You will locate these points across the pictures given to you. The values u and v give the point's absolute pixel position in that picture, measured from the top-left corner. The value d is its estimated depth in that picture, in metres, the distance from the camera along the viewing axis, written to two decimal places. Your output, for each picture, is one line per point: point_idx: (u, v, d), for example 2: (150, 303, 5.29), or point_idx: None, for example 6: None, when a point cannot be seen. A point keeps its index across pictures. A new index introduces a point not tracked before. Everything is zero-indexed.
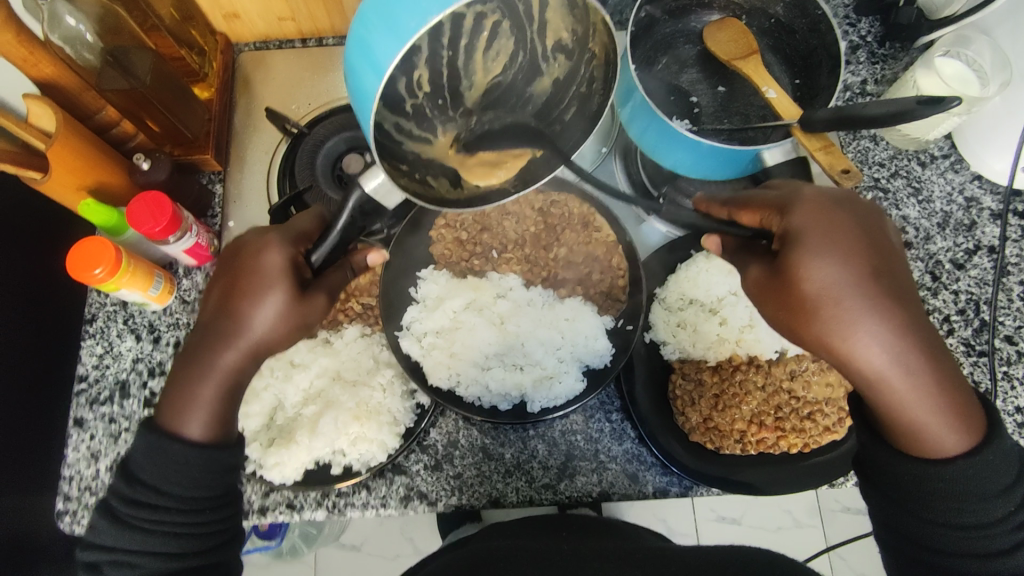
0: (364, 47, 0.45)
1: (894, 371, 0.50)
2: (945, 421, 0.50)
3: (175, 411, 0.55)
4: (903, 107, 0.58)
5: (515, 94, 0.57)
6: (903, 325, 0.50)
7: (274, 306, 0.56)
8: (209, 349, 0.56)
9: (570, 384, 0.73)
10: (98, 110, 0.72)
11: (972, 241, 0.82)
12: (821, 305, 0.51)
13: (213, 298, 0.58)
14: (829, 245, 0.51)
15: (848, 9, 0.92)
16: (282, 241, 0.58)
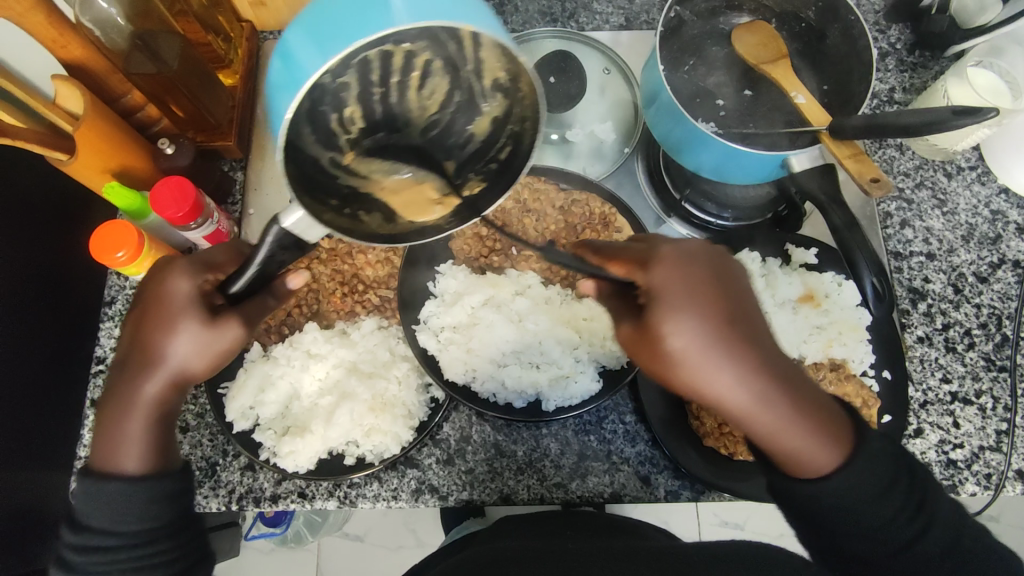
0: (273, 89, 0.42)
1: (756, 408, 0.50)
2: (811, 442, 0.51)
3: (108, 453, 0.53)
4: (937, 117, 0.58)
5: (451, 135, 0.50)
6: (755, 364, 0.50)
7: (190, 337, 0.53)
8: (132, 388, 0.54)
9: (586, 384, 0.72)
10: (123, 94, 0.73)
11: (997, 255, 0.81)
12: (681, 362, 0.50)
13: (129, 334, 0.55)
14: (682, 300, 0.50)
15: (879, 15, 0.90)
16: (186, 269, 0.54)
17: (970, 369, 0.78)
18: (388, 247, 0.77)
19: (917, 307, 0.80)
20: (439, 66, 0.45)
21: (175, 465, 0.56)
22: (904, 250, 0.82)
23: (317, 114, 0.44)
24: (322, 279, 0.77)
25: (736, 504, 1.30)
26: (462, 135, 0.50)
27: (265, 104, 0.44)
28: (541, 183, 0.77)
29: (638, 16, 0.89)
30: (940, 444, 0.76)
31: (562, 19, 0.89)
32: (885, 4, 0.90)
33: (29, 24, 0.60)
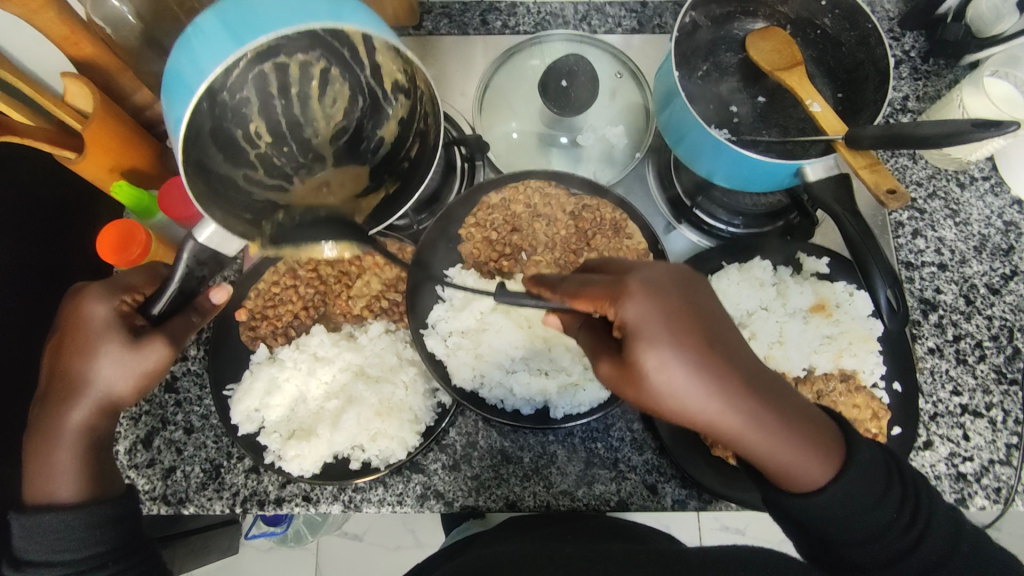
0: (181, 76, 0.47)
1: (752, 434, 0.48)
2: (808, 455, 0.49)
3: (39, 485, 0.57)
4: (957, 128, 0.57)
5: (365, 138, 0.65)
6: (742, 391, 0.47)
7: (110, 356, 0.58)
8: (60, 417, 0.58)
9: (595, 392, 0.72)
10: (133, 92, 0.72)
11: (1009, 266, 0.81)
12: (669, 400, 0.47)
13: (51, 367, 0.59)
14: (664, 335, 0.46)
15: (893, 22, 0.90)
16: (102, 296, 0.60)
17: (981, 382, 0.77)
18: (397, 249, 0.77)
19: (928, 318, 0.79)
20: (336, 76, 0.62)
21: (111, 486, 0.59)
22: (915, 260, 0.81)
23: (225, 129, 0.57)
24: (330, 281, 0.77)
25: (737, 511, 1.30)
26: (376, 140, 0.65)
27: (171, 87, 0.48)
28: (552, 188, 0.76)
29: (650, 19, 0.89)
30: (950, 457, 0.75)
31: (573, 21, 0.89)
32: (899, 11, 0.89)
33: (39, 21, 0.59)
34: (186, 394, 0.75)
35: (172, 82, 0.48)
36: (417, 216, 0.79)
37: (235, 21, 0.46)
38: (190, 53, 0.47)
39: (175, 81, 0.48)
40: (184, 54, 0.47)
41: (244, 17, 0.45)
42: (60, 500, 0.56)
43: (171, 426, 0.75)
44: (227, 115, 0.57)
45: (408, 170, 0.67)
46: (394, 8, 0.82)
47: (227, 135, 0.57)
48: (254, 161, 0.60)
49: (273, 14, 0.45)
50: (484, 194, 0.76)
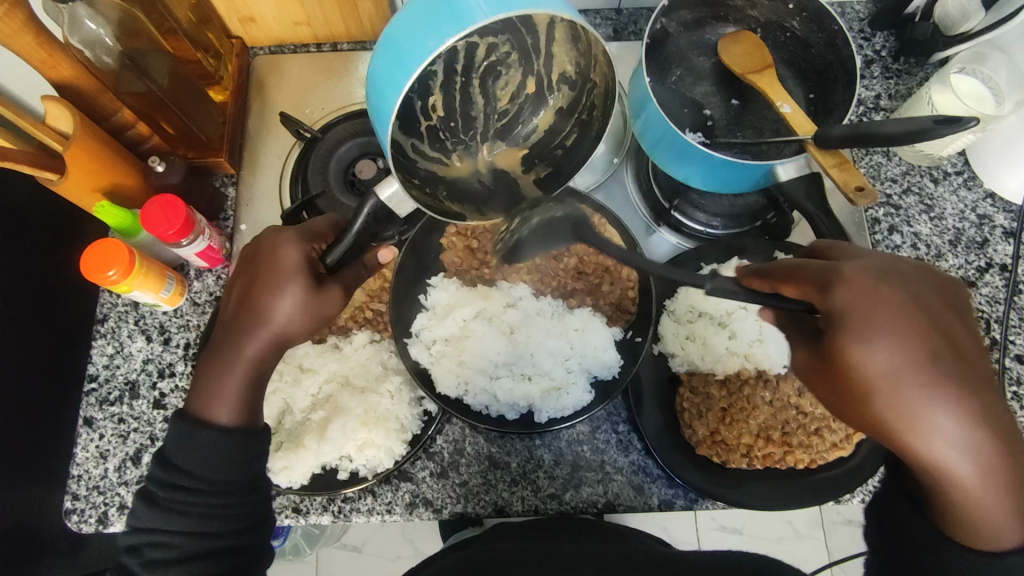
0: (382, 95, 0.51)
1: (962, 462, 0.47)
2: (1009, 511, 0.47)
3: (204, 400, 0.56)
4: (920, 125, 0.58)
5: (517, 124, 0.65)
6: (970, 409, 0.47)
7: (297, 291, 0.58)
8: (248, 345, 0.57)
9: (579, 395, 0.73)
10: (114, 112, 0.72)
11: (984, 259, 0.82)
12: (876, 393, 0.49)
13: (242, 300, 0.59)
14: (887, 327, 0.49)
15: (863, 23, 0.91)
16: (296, 238, 0.60)
17: None
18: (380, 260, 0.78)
19: None
20: (505, 51, 0.58)
21: (258, 421, 0.58)
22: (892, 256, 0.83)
23: (408, 102, 0.57)
24: None
25: (733, 509, 1.30)
26: (528, 126, 0.65)
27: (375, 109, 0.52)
28: None
29: (625, 26, 0.90)
30: None
31: None
32: (869, 13, 0.91)
33: (17, 46, 0.60)
34: (174, 410, 0.77)
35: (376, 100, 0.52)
36: None
37: (414, 31, 0.47)
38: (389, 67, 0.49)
39: (377, 90, 0.51)
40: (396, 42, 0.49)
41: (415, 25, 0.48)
42: (216, 422, 0.56)
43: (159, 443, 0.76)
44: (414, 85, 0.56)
45: (562, 158, 0.65)
46: (368, 18, 0.86)
47: (410, 107, 0.57)
48: (424, 133, 0.60)
49: (449, 17, 0.46)
50: None
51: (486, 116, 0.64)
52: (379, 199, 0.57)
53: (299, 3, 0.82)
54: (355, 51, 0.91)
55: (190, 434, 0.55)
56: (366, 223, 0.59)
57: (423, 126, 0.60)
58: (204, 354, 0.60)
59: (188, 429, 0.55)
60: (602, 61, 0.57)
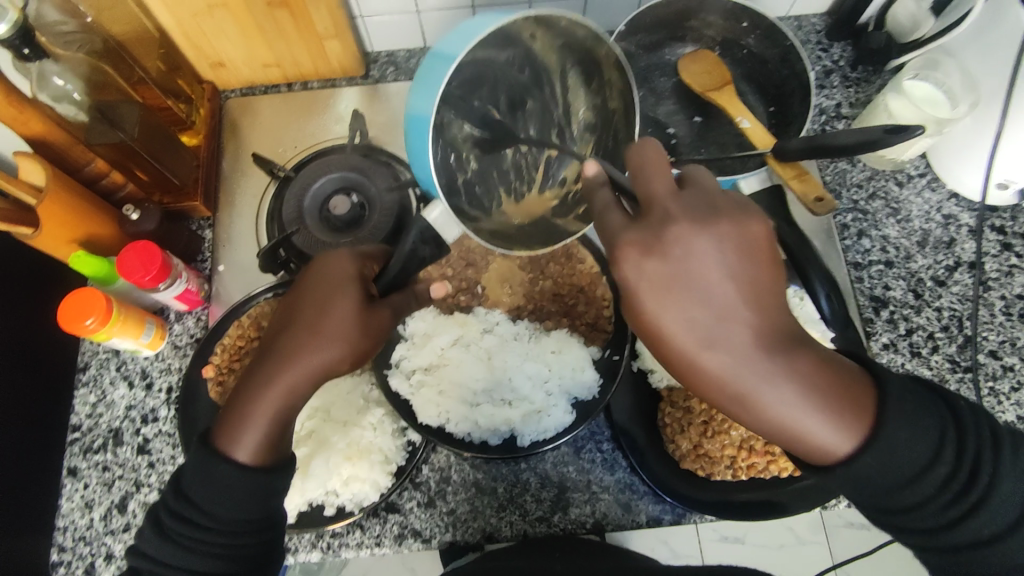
0: (421, 102, 0.56)
1: (768, 395, 0.48)
2: (827, 426, 0.48)
3: (230, 429, 0.55)
4: (872, 135, 0.60)
5: (548, 173, 0.67)
6: (773, 356, 0.48)
7: (346, 310, 0.58)
8: (290, 370, 0.56)
9: (559, 417, 0.73)
10: (87, 163, 0.73)
11: (952, 258, 0.83)
12: (688, 355, 0.49)
13: (286, 323, 0.58)
14: (669, 292, 0.49)
15: (820, 35, 0.94)
16: (351, 260, 0.60)
17: (937, 372, 0.79)
18: None
19: (880, 315, 0.82)
20: (532, 109, 0.64)
21: (282, 456, 0.57)
22: (863, 260, 0.84)
23: (447, 155, 0.60)
24: None
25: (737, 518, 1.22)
26: (558, 176, 0.67)
27: (415, 129, 0.58)
28: None
29: None
30: None
31: None
32: (825, 24, 0.94)
33: None
34: (159, 455, 0.77)
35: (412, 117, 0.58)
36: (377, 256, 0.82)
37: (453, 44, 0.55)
38: (422, 87, 0.57)
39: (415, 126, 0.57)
40: (423, 91, 0.56)
41: (447, 44, 0.56)
42: (237, 456, 0.54)
43: (145, 489, 0.76)
44: (447, 137, 0.59)
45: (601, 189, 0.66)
46: (337, 56, 0.88)
47: (449, 160, 0.60)
48: (461, 187, 0.62)
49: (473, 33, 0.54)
50: None
51: (516, 165, 0.66)
52: (427, 221, 0.59)
53: (266, 45, 0.84)
54: (326, 89, 0.93)
55: (211, 464, 0.54)
56: (412, 245, 0.59)
57: (461, 180, 0.62)
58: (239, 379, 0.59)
59: (210, 460, 0.54)
60: (618, 88, 0.64)
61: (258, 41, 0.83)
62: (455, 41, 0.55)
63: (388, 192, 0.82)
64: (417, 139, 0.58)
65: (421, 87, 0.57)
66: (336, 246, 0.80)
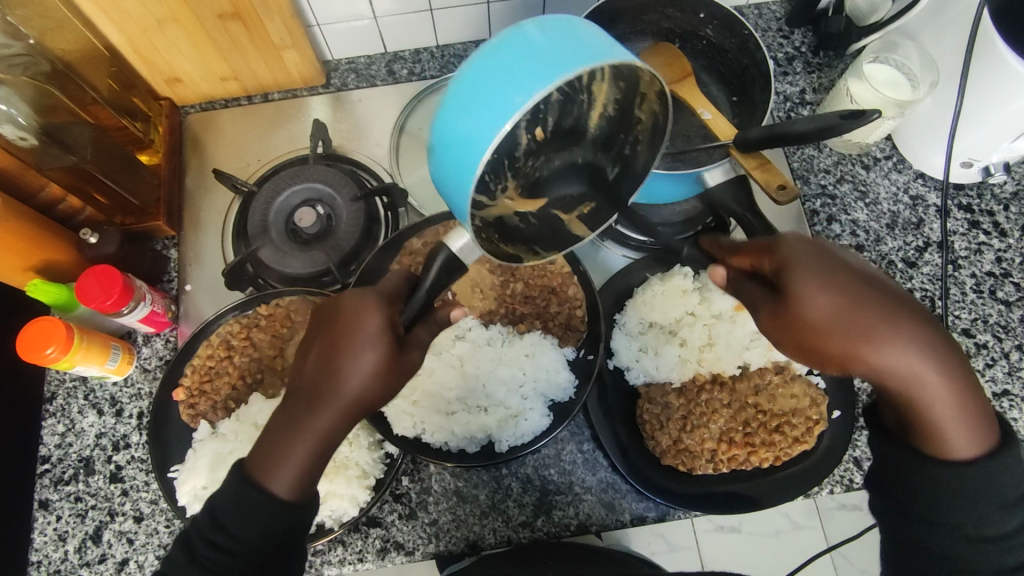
0: (468, 136, 0.46)
1: (930, 385, 0.50)
2: (962, 420, 0.51)
3: (270, 464, 0.52)
4: (828, 122, 0.60)
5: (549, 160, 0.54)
6: (935, 350, 0.50)
7: (370, 358, 0.52)
8: (323, 416, 0.52)
9: (536, 420, 0.73)
10: (41, 188, 0.72)
11: (921, 238, 0.84)
12: (834, 334, 0.49)
13: (318, 357, 0.54)
14: (813, 271, 0.51)
15: (781, 22, 0.94)
16: (380, 305, 0.55)
17: None
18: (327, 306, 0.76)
19: None
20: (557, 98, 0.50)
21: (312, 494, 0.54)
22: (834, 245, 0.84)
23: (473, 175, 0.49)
24: (263, 346, 0.77)
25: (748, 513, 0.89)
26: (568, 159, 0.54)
27: (449, 155, 0.48)
28: None
29: None
30: None
31: None
32: (785, 11, 0.94)
33: None
34: (132, 481, 0.76)
35: (447, 139, 0.48)
36: (345, 268, 0.80)
37: (496, 80, 0.46)
38: (464, 109, 0.47)
39: (449, 160, 0.48)
40: (459, 124, 0.47)
41: (502, 78, 0.45)
42: (271, 496, 0.52)
43: (119, 518, 0.75)
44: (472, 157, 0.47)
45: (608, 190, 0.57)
46: (297, 67, 0.87)
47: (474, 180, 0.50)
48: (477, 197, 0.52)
49: (530, 72, 0.44)
50: (406, 239, 0.77)
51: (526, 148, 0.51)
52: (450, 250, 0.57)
53: (222, 58, 0.82)
54: (287, 100, 0.91)
55: (245, 502, 0.52)
56: (437, 277, 0.57)
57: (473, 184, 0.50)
58: (272, 411, 0.55)
59: (244, 499, 0.52)
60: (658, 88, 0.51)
61: (214, 55, 0.81)
62: (521, 68, 0.45)
63: (354, 201, 0.80)
64: (452, 169, 0.49)
65: (466, 111, 0.46)
66: (304, 260, 0.79)
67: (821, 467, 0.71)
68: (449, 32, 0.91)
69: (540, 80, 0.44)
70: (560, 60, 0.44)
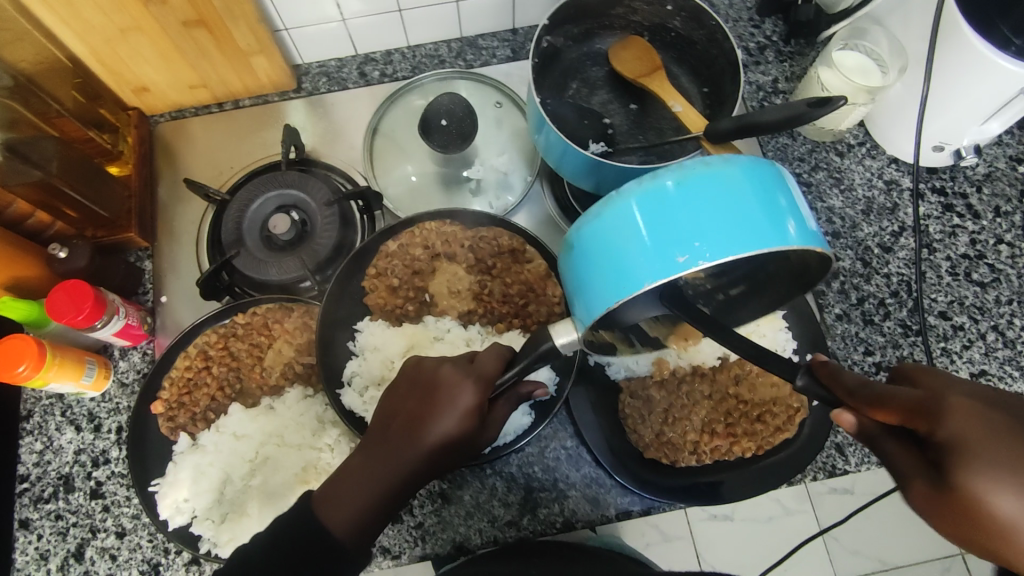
0: (625, 255, 0.46)
1: None
2: None
3: (338, 504, 0.53)
4: (796, 110, 0.60)
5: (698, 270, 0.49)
6: None
7: (450, 430, 0.53)
8: (397, 473, 0.54)
9: (518, 419, 0.72)
10: (7, 204, 0.71)
11: (896, 223, 0.84)
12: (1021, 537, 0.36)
13: (408, 420, 0.55)
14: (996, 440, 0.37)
15: (751, 11, 0.94)
16: (477, 382, 0.54)
17: (890, 338, 0.80)
18: (304, 312, 0.76)
19: (831, 286, 0.82)
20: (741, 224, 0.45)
21: (368, 546, 0.54)
22: None
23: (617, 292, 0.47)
24: (241, 355, 0.76)
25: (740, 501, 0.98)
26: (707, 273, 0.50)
27: (595, 262, 0.48)
28: (449, 225, 0.77)
29: (522, 45, 0.93)
30: None
31: (449, 59, 0.93)
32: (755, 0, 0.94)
33: None
34: (113, 497, 0.75)
35: (598, 244, 0.48)
36: (322, 273, 0.80)
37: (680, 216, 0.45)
38: (629, 227, 0.46)
39: (596, 266, 0.47)
40: (622, 240, 0.46)
41: (687, 215, 0.45)
42: (332, 540, 0.52)
43: (101, 534, 0.74)
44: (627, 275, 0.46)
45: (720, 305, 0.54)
46: (266, 72, 0.86)
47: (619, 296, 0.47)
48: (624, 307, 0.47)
49: (711, 224, 0.45)
50: (381, 244, 0.77)
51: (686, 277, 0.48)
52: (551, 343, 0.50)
53: (189, 66, 0.82)
54: (257, 106, 0.91)
55: (307, 544, 0.52)
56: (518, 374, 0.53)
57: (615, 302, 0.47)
58: (352, 456, 0.57)
59: (304, 540, 0.52)
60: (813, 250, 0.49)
61: (179, 63, 0.80)
62: (704, 213, 0.45)
63: (328, 206, 0.80)
64: (593, 276, 0.48)
65: (626, 228, 0.46)
66: (279, 266, 0.78)
67: (802, 454, 0.71)
68: (419, 32, 0.91)
69: (722, 239, 0.44)
70: (754, 220, 0.45)
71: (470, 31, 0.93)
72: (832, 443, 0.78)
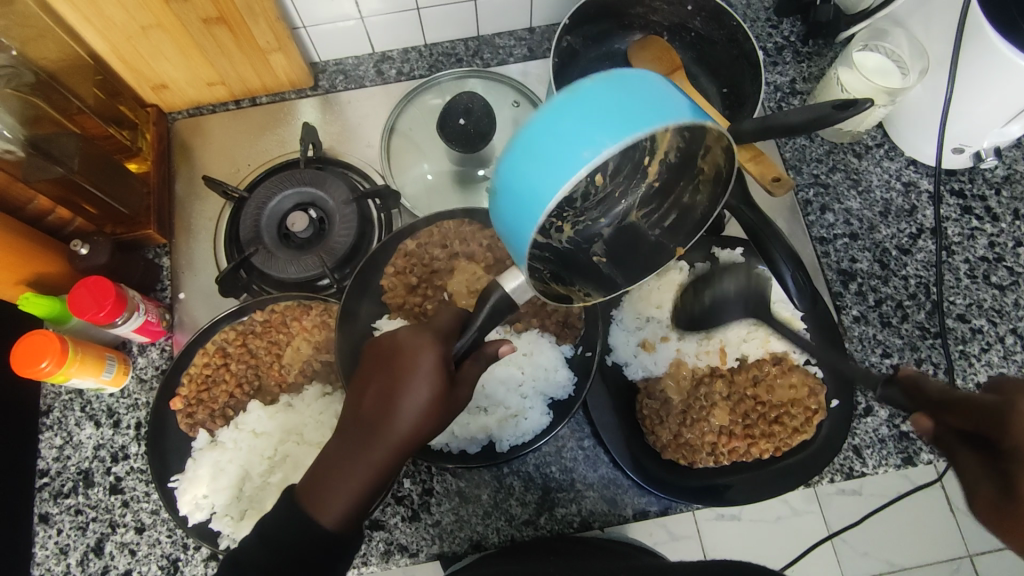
0: (530, 189, 0.46)
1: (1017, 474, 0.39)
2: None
3: (317, 497, 0.51)
4: (821, 113, 0.60)
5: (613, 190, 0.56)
6: None
7: (423, 394, 0.53)
8: (377, 451, 0.52)
9: (537, 419, 0.73)
10: (29, 200, 0.71)
11: (914, 225, 0.84)
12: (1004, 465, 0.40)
13: (374, 393, 0.54)
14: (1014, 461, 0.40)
15: (770, 12, 0.93)
16: (435, 340, 0.54)
17: (907, 341, 0.80)
18: (323, 309, 0.77)
19: (849, 288, 0.82)
20: None
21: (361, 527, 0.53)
22: (828, 234, 0.84)
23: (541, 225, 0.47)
24: (259, 353, 0.77)
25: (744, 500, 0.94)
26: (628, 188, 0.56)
27: (512, 203, 0.48)
28: (468, 225, 0.78)
29: (540, 44, 0.93)
30: (890, 419, 0.78)
31: (466, 58, 0.93)
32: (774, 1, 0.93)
33: None
34: (133, 492, 0.75)
35: (510, 188, 0.48)
36: (341, 271, 0.80)
37: (561, 136, 0.44)
38: (523, 163, 0.46)
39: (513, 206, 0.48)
40: (523, 176, 0.46)
41: (568, 131, 0.44)
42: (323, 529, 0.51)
43: (121, 529, 0.74)
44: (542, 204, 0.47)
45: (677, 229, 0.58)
46: (284, 70, 0.86)
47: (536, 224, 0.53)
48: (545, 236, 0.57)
49: (596, 134, 0.44)
50: (400, 242, 0.77)
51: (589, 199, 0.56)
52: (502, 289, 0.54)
53: (209, 64, 0.82)
54: (274, 103, 0.91)
55: (298, 535, 0.51)
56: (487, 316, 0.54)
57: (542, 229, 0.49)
58: (325, 446, 0.55)
59: (296, 532, 0.51)
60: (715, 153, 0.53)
61: (199, 59, 0.80)
62: (585, 123, 0.44)
63: (347, 204, 0.80)
64: (514, 218, 0.48)
65: (524, 165, 0.46)
66: (298, 265, 0.78)
67: (821, 455, 0.71)
68: (436, 31, 0.91)
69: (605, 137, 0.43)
70: (626, 117, 0.44)
71: (487, 30, 0.93)
72: (849, 445, 0.78)
